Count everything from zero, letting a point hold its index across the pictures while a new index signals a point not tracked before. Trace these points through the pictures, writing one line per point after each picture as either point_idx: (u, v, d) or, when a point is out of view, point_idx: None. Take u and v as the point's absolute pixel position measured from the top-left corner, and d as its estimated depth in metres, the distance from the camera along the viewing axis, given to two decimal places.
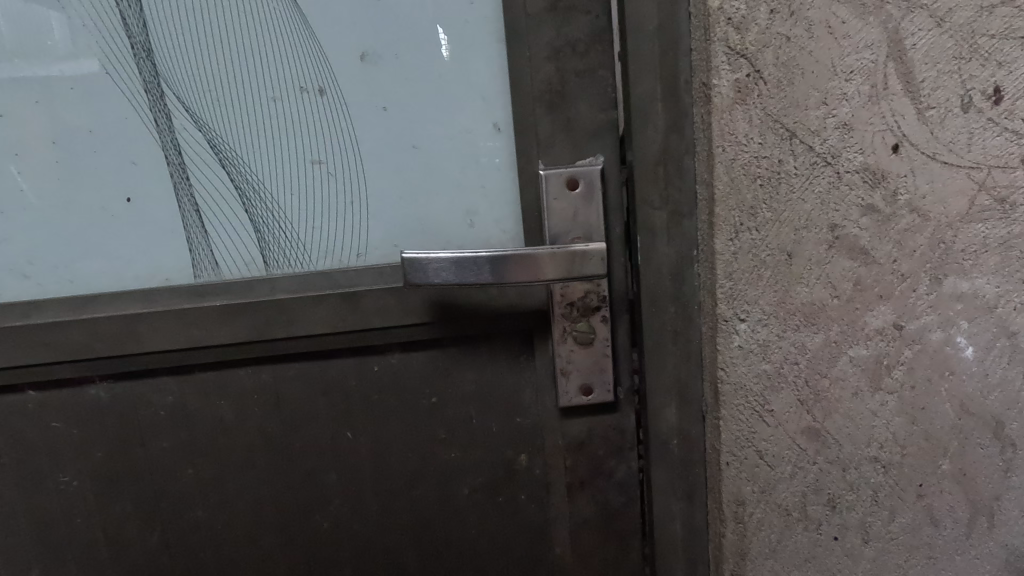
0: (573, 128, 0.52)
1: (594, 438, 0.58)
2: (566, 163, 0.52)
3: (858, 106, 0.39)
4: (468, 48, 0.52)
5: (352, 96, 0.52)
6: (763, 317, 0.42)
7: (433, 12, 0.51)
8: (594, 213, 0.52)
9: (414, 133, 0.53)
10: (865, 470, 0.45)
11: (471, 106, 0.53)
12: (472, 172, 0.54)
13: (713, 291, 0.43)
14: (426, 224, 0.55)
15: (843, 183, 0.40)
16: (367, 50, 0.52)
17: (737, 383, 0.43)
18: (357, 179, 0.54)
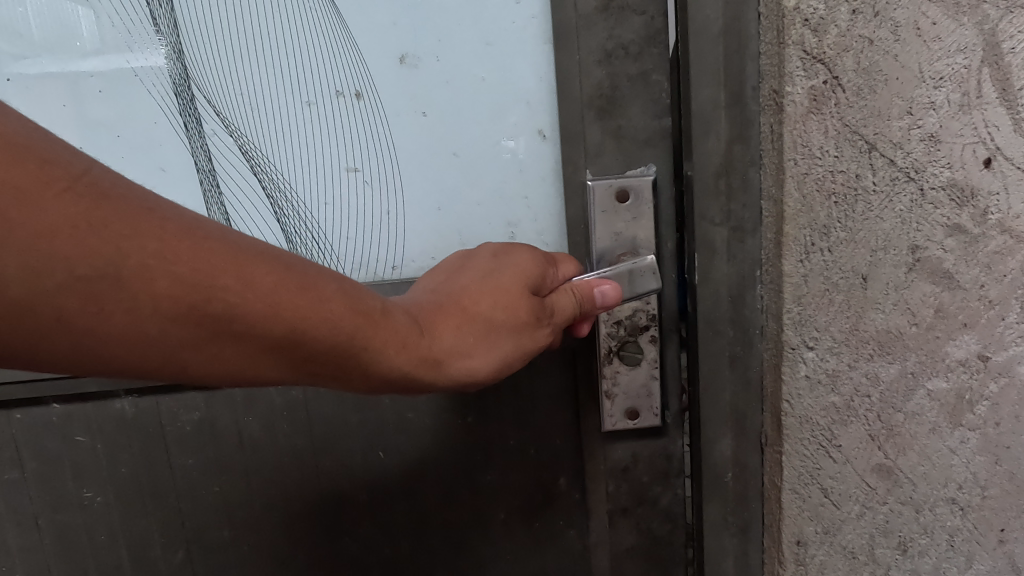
0: (624, 134, 0.50)
1: (640, 463, 0.56)
2: (616, 173, 0.51)
3: (947, 116, 0.36)
4: (512, 51, 0.50)
5: (390, 101, 0.51)
6: (833, 346, 0.40)
7: (476, 13, 0.49)
8: (644, 224, 0.51)
9: (456, 141, 0.52)
10: (940, 513, 0.42)
11: (516, 112, 0.51)
12: (515, 180, 0.52)
13: (779, 317, 0.41)
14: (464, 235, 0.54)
15: (927, 201, 0.37)
16: (407, 52, 0.50)
17: (803, 416, 0.41)
18: (394, 188, 0.53)
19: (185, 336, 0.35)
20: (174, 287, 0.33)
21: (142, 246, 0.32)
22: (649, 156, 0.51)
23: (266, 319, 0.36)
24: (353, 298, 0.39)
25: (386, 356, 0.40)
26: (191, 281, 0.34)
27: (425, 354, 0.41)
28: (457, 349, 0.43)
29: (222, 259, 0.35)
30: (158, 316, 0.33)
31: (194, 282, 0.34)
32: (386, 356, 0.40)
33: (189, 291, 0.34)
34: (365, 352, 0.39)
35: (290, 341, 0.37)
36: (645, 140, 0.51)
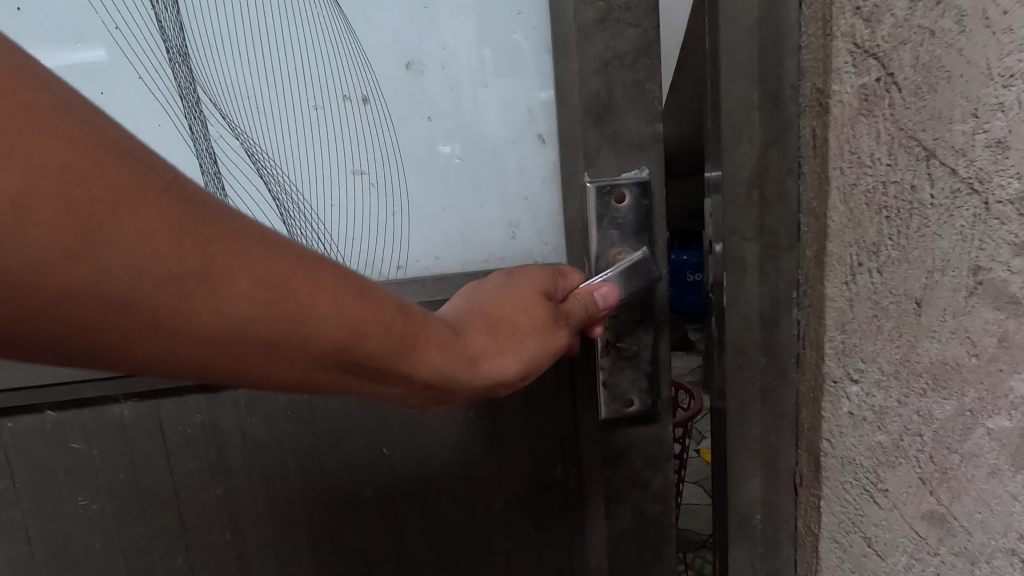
0: (617, 138, 0.52)
1: (636, 451, 0.57)
2: (611, 175, 0.53)
3: (1018, 119, 0.33)
4: (516, 59, 0.54)
5: (397, 106, 0.54)
6: (881, 379, 0.39)
7: (481, 20, 0.53)
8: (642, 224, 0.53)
9: (464, 148, 0.55)
10: (999, 564, 0.40)
11: (519, 118, 0.55)
12: (520, 186, 0.56)
13: (821, 347, 0.41)
14: (467, 239, 0.57)
15: (991, 216, 0.34)
16: (414, 59, 0.53)
17: (844, 457, 0.42)
18: (401, 190, 0.56)
19: (256, 339, 0.31)
20: (262, 292, 0.31)
21: (223, 248, 0.29)
22: (643, 160, 0.53)
23: (331, 320, 0.33)
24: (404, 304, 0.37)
25: (434, 357, 0.38)
26: (273, 284, 0.31)
27: (463, 351, 0.40)
28: (494, 350, 0.41)
29: (293, 262, 0.32)
30: (233, 317, 0.30)
31: (269, 278, 0.31)
32: (433, 355, 0.38)
33: (270, 298, 0.31)
34: (413, 353, 0.37)
35: (353, 341, 0.34)
36: (638, 146, 0.53)
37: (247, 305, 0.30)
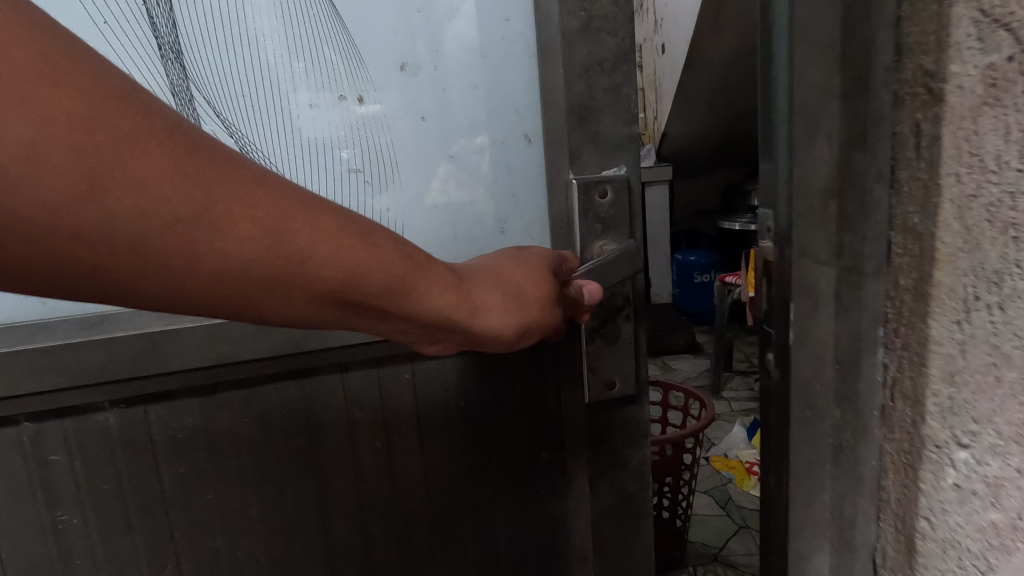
0: (597, 133, 0.74)
1: (613, 429, 0.82)
2: (594, 172, 0.74)
3: None
4: (494, 76, 0.77)
5: (391, 109, 0.75)
6: (993, 445, 0.38)
7: (470, 53, 0.76)
8: (620, 213, 0.74)
9: (446, 142, 0.78)
10: None
11: (502, 128, 0.79)
12: (501, 176, 0.80)
13: (923, 403, 0.42)
14: (444, 209, 0.80)
15: None
16: (407, 62, 0.74)
17: (945, 535, 0.42)
18: (384, 165, 0.77)
19: (273, 280, 0.44)
20: (247, 225, 0.41)
21: (221, 186, 0.40)
22: (617, 159, 0.75)
23: (336, 261, 0.46)
24: (402, 244, 0.51)
25: (434, 295, 0.54)
26: (264, 224, 0.42)
27: (469, 302, 0.57)
28: (492, 308, 0.59)
29: (311, 215, 0.45)
30: (247, 260, 0.42)
31: (282, 227, 0.43)
32: (434, 297, 0.54)
33: (260, 233, 0.42)
34: (421, 298, 0.53)
35: (355, 281, 0.48)
36: (616, 144, 0.74)
37: (260, 252, 0.42)
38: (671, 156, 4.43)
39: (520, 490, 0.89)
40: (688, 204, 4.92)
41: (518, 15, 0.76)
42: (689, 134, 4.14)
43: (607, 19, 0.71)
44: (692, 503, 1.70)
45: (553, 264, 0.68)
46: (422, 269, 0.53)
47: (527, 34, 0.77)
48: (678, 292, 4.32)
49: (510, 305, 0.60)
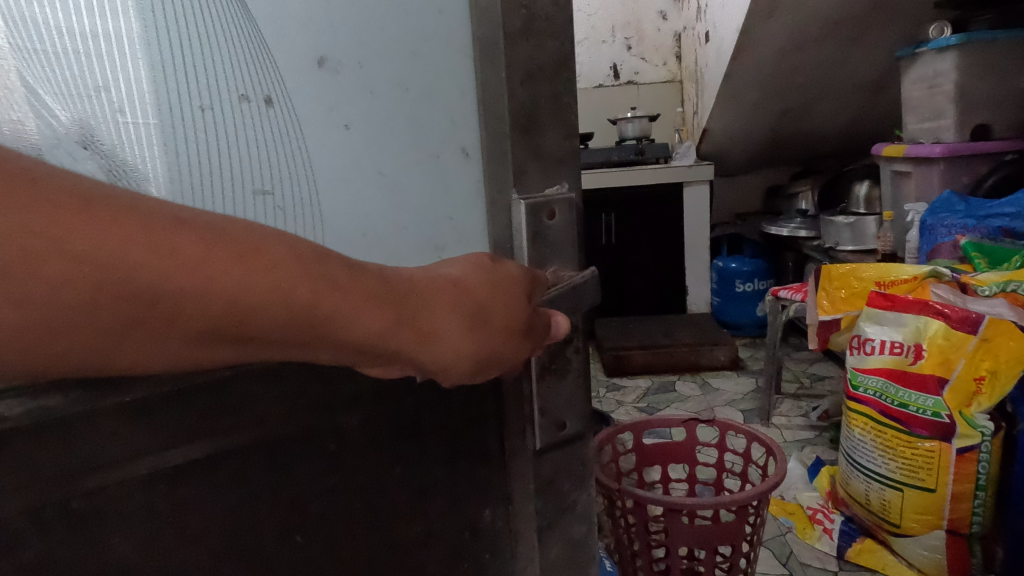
0: (539, 148, 0.63)
1: (561, 472, 0.75)
2: (538, 192, 0.64)
3: None
4: (428, 77, 0.61)
5: (309, 114, 0.58)
6: None
7: (403, 48, 0.59)
8: (565, 235, 0.66)
9: (380, 156, 0.61)
10: None
11: (437, 139, 0.63)
12: (441, 198, 0.64)
13: None
14: (375, 240, 0.62)
15: None
16: (326, 56, 0.57)
17: None
18: (308, 187, 0.59)
19: (178, 331, 0.41)
20: (63, 264, 0.37)
21: (51, 225, 0.36)
22: (560, 174, 0.66)
23: (228, 301, 0.41)
24: (310, 269, 0.45)
25: (363, 319, 0.48)
26: (99, 262, 0.37)
27: (414, 326, 0.51)
28: (444, 331, 0.52)
29: (200, 246, 0.41)
30: (121, 311, 0.39)
31: (164, 277, 0.39)
32: (364, 321, 0.48)
33: (96, 272, 0.37)
34: (327, 310, 0.46)
35: (251, 317, 0.43)
36: (559, 160, 0.65)
37: (138, 306, 0.39)
38: (713, 154, 4.11)
39: (460, 554, 0.73)
40: (730, 206, 4.47)
41: (452, 5, 0.61)
42: (734, 130, 3.81)
43: (547, 19, 0.62)
44: (759, 556, 1.50)
45: (522, 284, 0.58)
46: (341, 288, 0.46)
47: (463, 30, 0.62)
48: (719, 301, 3.92)
49: (461, 327, 0.53)
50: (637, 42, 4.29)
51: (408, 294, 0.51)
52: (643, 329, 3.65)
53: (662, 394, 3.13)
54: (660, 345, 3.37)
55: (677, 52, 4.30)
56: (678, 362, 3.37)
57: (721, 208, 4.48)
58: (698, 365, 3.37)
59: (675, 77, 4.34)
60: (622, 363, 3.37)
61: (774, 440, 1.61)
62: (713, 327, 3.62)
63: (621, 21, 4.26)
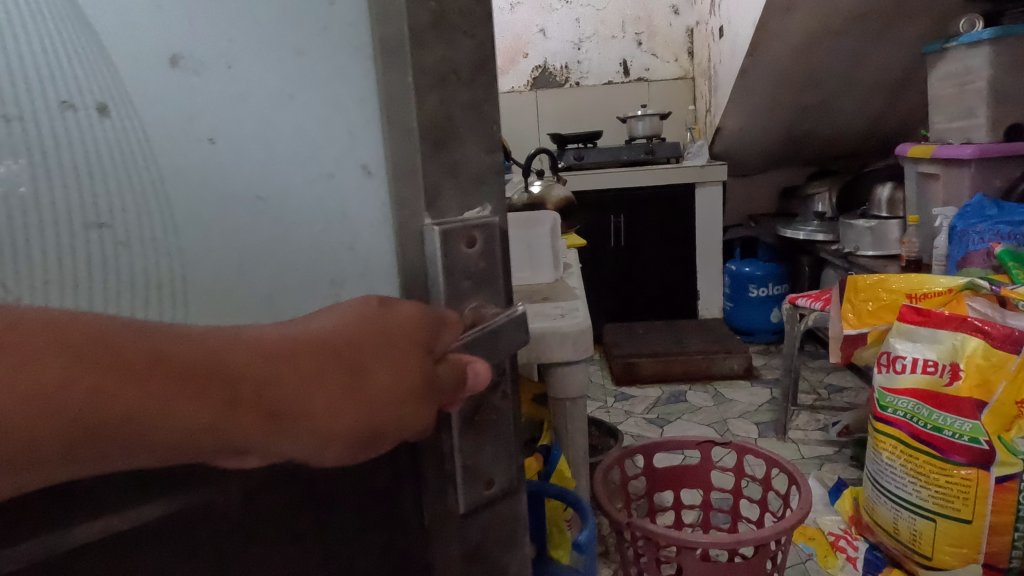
0: (459, 170, 0.50)
1: (491, 535, 0.59)
2: (454, 217, 0.50)
3: None
4: (314, 85, 0.47)
5: (159, 129, 0.45)
6: None
7: (277, 47, 0.46)
8: (487, 271, 0.52)
9: (245, 180, 0.48)
10: None
11: (327, 163, 0.49)
12: (336, 228, 0.51)
13: None
14: (254, 282, 0.50)
15: None
16: (178, 53, 0.45)
17: None
18: (165, 218, 0.46)
19: None
20: None
21: None
22: (481, 197, 0.52)
23: None
24: (81, 348, 0.34)
25: (187, 405, 0.36)
26: None
27: (272, 403, 0.40)
28: (316, 402, 0.41)
29: None
30: None
31: None
32: (189, 408, 0.36)
33: None
34: (113, 407, 0.34)
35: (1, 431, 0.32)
36: (481, 180, 0.52)
37: None
38: (725, 153, 3.96)
39: None
40: (743, 207, 4.33)
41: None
42: (748, 128, 3.67)
43: (462, 13, 0.48)
44: None
45: (423, 333, 0.46)
46: (143, 370, 0.35)
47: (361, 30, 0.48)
48: (731, 305, 3.78)
49: (339, 393, 0.42)
50: (647, 38, 4.16)
51: (259, 361, 0.39)
52: (654, 335, 3.52)
53: (673, 404, 3.01)
54: (671, 353, 3.25)
55: (689, 47, 4.16)
56: (691, 370, 3.24)
57: (734, 209, 4.34)
58: (710, 373, 3.24)
59: (687, 74, 4.19)
60: (630, 372, 3.26)
61: (798, 470, 1.50)
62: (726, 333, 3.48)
63: (632, 15, 4.14)
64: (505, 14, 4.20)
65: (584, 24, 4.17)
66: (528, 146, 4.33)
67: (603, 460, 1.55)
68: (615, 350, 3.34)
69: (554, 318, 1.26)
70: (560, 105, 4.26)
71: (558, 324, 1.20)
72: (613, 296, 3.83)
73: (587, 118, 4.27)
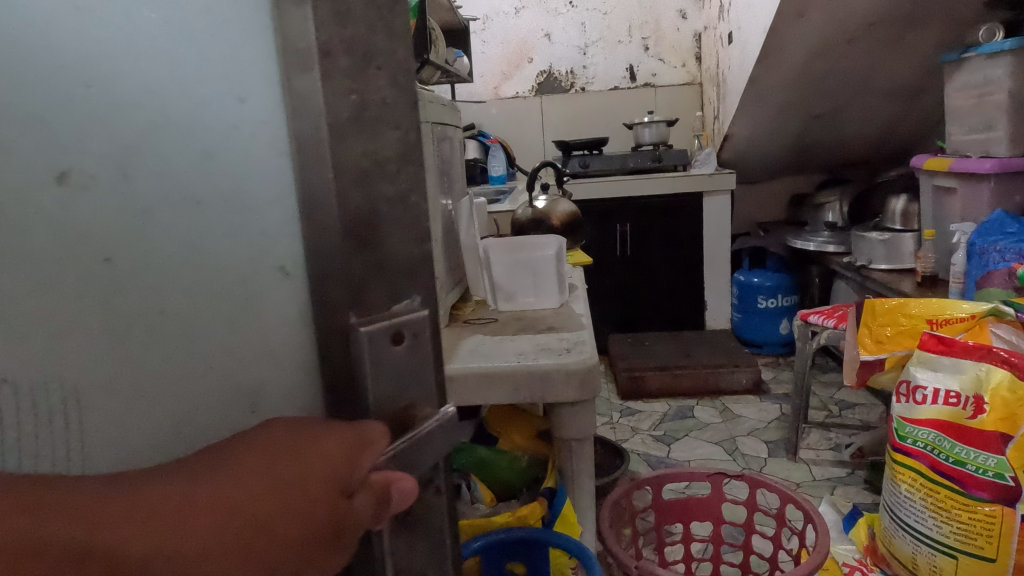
0: (385, 259, 0.47)
1: None
2: (384, 314, 0.47)
3: None
4: (217, 185, 0.43)
5: (47, 256, 0.39)
6: None
7: (183, 154, 0.41)
8: (413, 369, 0.49)
9: (135, 301, 0.42)
10: None
11: (241, 269, 0.45)
12: (245, 335, 0.46)
13: None
14: (161, 409, 0.44)
15: None
16: (66, 169, 0.38)
17: None
18: (57, 355, 0.40)
19: None
20: None
21: None
22: (411, 287, 0.49)
23: None
24: None
25: None
26: None
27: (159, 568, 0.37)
28: (211, 563, 0.38)
29: None
30: None
31: None
32: None
33: None
34: None
35: None
36: (408, 270, 0.49)
37: None
38: (733, 161, 3.90)
39: None
40: (752, 215, 4.26)
41: (262, 95, 0.43)
42: (756, 136, 3.60)
43: (386, 106, 0.45)
44: None
45: (339, 470, 0.43)
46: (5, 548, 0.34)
47: (281, 125, 0.44)
48: (740, 316, 3.71)
49: (237, 550, 0.39)
50: (654, 43, 4.10)
51: (144, 522, 0.37)
52: (660, 347, 3.45)
53: (680, 420, 2.94)
54: (677, 366, 3.18)
55: (697, 53, 4.09)
56: (698, 384, 3.17)
57: (742, 217, 4.26)
58: (718, 388, 3.17)
59: (695, 80, 4.12)
60: (637, 386, 3.19)
61: (815, 509, 1.45)
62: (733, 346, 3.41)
63: (638, 20, 4.07)
64: (510, 18, 4.13)
65: (590, 29, 4.11)
66: (533, 152, 4.26)
67: (612, 495, 1.49)
68: (621, 363, 3.27)
69: (555, 354, 1.19)
70: (565, 111, 4.19)
71: (562, 360, 1.14)
72: (618, 306, 3.76)
73: (593, 124, 4.20)
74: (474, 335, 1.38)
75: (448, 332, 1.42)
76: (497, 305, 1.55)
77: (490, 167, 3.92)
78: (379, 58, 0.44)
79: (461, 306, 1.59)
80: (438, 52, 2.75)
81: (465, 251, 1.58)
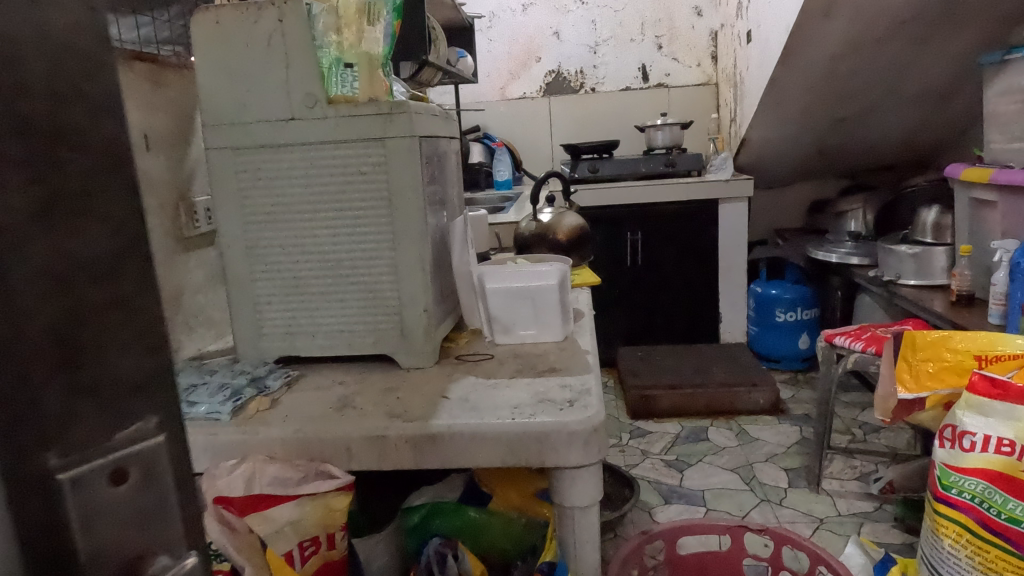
0: (94, 384, 0.33)
1: None
2: (97, 451, 0.33)
3: None
4: None
5: None
6: None
7: None
8: (148, 507, 0.36)
9: None
10: None
11: None
12: None
13: None
14: None
15: None
16: None
17: None
18: None
19: None
20: None
21: None
22: (143, 406, 0.36)
23: None
24: None
25: None
26: None
27: None
28: None
29: None
30: None
31: None
32: None
33: None
34: None
35: None
36: (137, 385, 0.35)
37: None
38: (750, 166, 3.71)
39: None
40: (769, 221, 4.07)
41: None
42: (774, 140, 3.41)
43: (80, 187, 0.32)
44: None
45: None
46: None
47: None
48: (757, 330, 3.54)
49: None
50: (668, 41, 3.91)
51: None
52: (672, 363, 3.28)
53: (693, 444, 2.77)
54: (691, 385, 3.01)
55: (713, 52, 3.91)
56: (712, 404, 3.00)
57: (759, 224, 4.08)
58: (733, 408, 3.00)
59: (710, 80, 3.94)
60: (647, 405, 3.02)
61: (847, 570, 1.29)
62: (749, 361, 3.23)
63: (651, 18, 3.89)
64: (517, 16, 3.97)
65: (601, 27, 3.93)
66: (541, 156, 4.09)
67: (622, 552, 1.33)
68: (631, 381, 3.10)
69: (555, 410, 1.02)
70: (574, 113, 4.02)
71: (562, 418, 0.98)
72: (628, 318, 3.59)
73: (602, 126, 4.03)
74: (466, 377, 1.21)
75: (437, 372, 1.25)
76: (494, 338, 1.39)
77: (496, 172, 3.75)
78: (69, 129, 0.31)
79: (456, 337, 1.44)
80: (439, 52, 2.58)
81: (460, 278, 1.40)
